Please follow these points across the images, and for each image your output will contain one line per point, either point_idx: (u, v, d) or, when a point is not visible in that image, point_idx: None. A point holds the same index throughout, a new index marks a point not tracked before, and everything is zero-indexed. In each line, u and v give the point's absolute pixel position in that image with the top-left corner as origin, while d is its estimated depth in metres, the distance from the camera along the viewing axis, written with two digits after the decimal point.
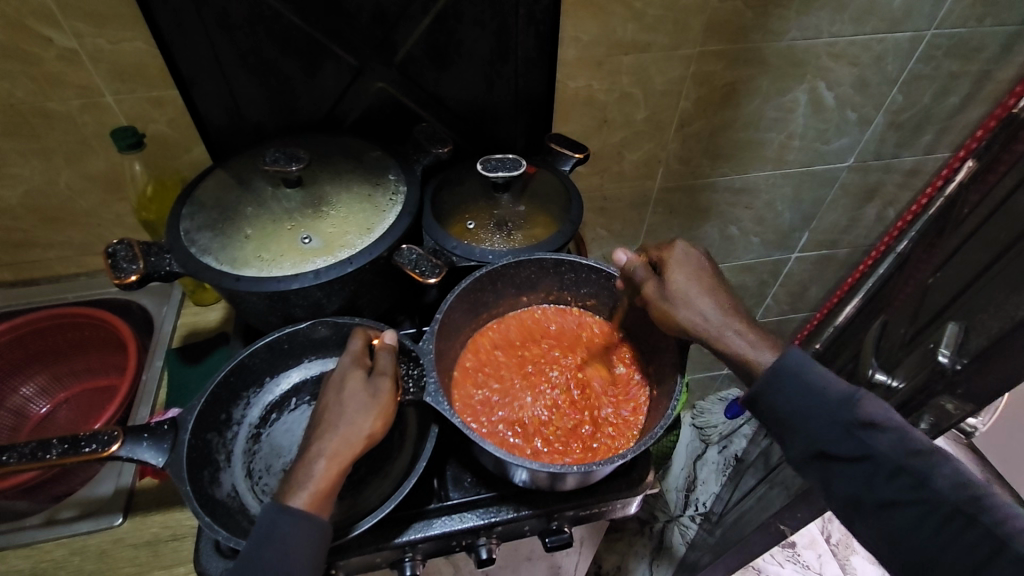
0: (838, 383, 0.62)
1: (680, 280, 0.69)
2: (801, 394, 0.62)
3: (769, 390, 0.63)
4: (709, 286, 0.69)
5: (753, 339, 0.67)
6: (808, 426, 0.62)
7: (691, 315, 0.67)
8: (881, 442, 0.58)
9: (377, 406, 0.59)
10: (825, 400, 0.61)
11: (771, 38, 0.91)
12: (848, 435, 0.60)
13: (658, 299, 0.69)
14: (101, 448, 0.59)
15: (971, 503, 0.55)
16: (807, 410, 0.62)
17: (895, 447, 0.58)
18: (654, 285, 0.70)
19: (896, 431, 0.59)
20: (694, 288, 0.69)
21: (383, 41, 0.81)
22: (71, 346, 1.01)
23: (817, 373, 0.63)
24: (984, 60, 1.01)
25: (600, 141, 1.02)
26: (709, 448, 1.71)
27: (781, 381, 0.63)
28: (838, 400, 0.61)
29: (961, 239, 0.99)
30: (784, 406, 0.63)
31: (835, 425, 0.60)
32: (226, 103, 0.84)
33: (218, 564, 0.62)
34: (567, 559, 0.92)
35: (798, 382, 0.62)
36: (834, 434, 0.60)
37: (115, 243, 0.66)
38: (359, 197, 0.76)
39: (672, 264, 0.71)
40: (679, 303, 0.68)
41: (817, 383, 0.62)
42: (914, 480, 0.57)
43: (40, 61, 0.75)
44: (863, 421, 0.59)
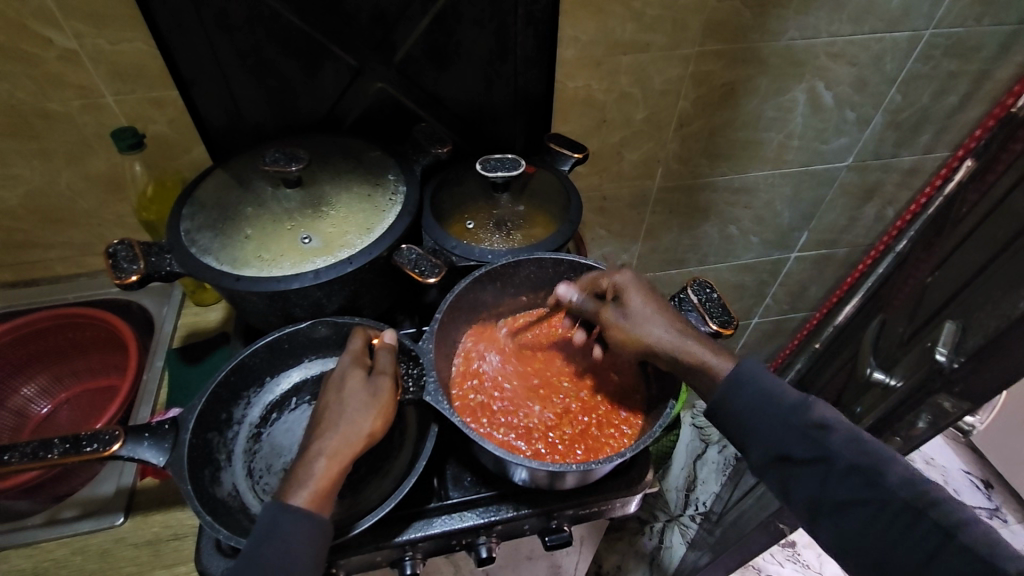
0: (791, 389, 0.63)
1: (637, 301, 0.70)
2: (756, 397, 0.63)
3: (729, 396, 0.64)
4: (663, 303, 0.70)
5: (712, 350, 0.66)
6: (764, 429, 0.62)
7: (649, 333, 0.68)
8: (835, 441, 0.59)
9: (377, 406, 0.59)
10: (778, 403, 0.62)
11: (769, 38, 0.92)
12: (801, 436, 0.60)
13: (618, 322, 0.70)
14: (102, 448, 0.60)
15: (924, 499, 0.54)
16: (762, 413, 0.62)
17: (848, 447, 0.58)
18: (612, 311, 0.71)
19: (848, 432, 0.59)
20: (652, 307, 0.69)
21: (382, 41, 0.82)
22: (72, 346, 1.01)
23: (771, 379, 0.64)
24: (983, 59, 1.01)
25: (600, 141, 1.02)
26: (709, 448, 1.73)
27: (739, 386, 0.64)
28: (791, 403, 0.62)
29: (959, 238, 0.99)
30: (740, 409, 0.63)
31: (789, 427, 0.61)
32: (226, 103, 0.84)
33: (220, 563, 0.62)
34: (567, 558, 0.92)
35: (752, 386, 0.63)
36: (789, 436, 0.60)
37: (115, 243, 0.67)
38: (359, 197, 0.76)
39: (627, 289, 0.71)
40: (637, 324, 0.69)
41: (771, 388, 0.63)
42: (868, 478, 0.56)
43: (40, 62, 0.75)
44: (816, 421, 0.60)
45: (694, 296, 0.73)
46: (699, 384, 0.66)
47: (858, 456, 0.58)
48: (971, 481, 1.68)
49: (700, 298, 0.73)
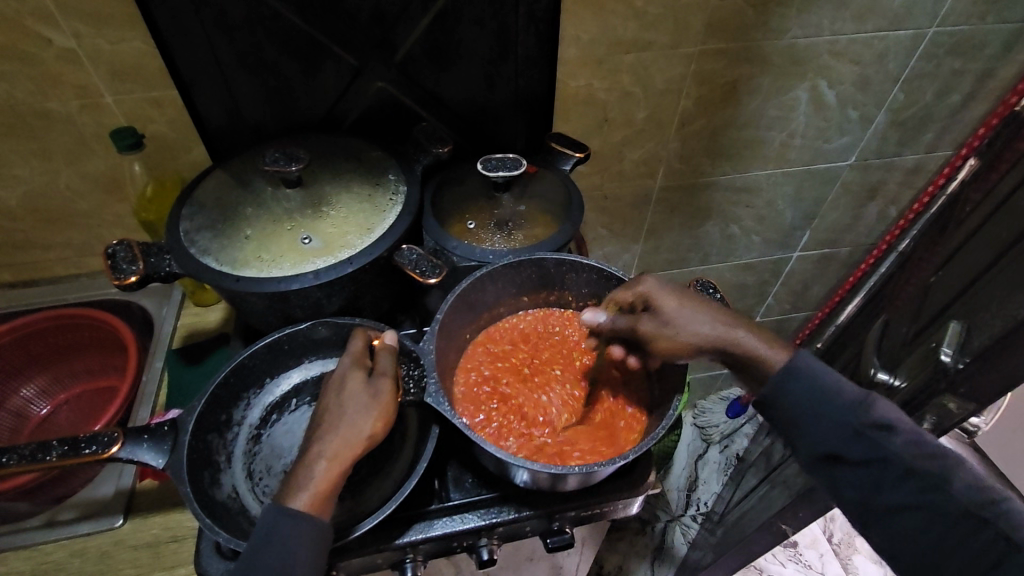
0: (850, 387, 0.63)
1: (671, 305, 0.67)
2: (818, 396, 0.63)
3: (783, 392, 0.64)
4: (696, 300, 0.67)
5: (760, 339, 0.65)
6: (823, 429, 0.62)
7: (698, 333, 0.65)
8: (896, 444, 0.60)
9: (377, 407, 0.58)
10: (840, 403, 0.62)
11: (771, 36, 0.91)
12: (862, 438, 0.60)
13: (658, 332, 0.66)
14: (101, 450, 0.59)
15: (982, 505, 0.57)
16: (821, 413, 0.62)
17: (907, 449, 0.60)
18: (649, 321, 0.67)
19: (910, 433, 0.60)
20: (690, 307, 0.66)
21: (382, 41, 0.81)
22: (71, 347, 1.01)
23: (828, 374, 0.64)
24: (986, 57, 1.01)
25: (601, 140, 1.01)
26: (710, 448, 1.71)
27: (794, 381, 0.63)
28: (852, 403, 0.62)
29: (962, 238, 0.99)
30: (799, 407, 0.63)
31: (850, 428, 0.61)
32: (226, 103, 0.84)
33: (219, 566, 0.62)
34: (569, 559, 0.92)
35: (811, 385, 0.63)
36: (847, 437, 0.61)
37: (115, 244, 0.66)
38: (359, 197, 0.76)
39: (657, 294, 0.67)
40: (682, 326, 0.65)
41: (829, 386, 0.63)
42: (928, 482, 0.59)
43: (39, 62, 0.75)
44: (877, 423, 0.60)
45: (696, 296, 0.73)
46: (754, 374, 0.65)
47: (918, 460, 0.59)
48: None
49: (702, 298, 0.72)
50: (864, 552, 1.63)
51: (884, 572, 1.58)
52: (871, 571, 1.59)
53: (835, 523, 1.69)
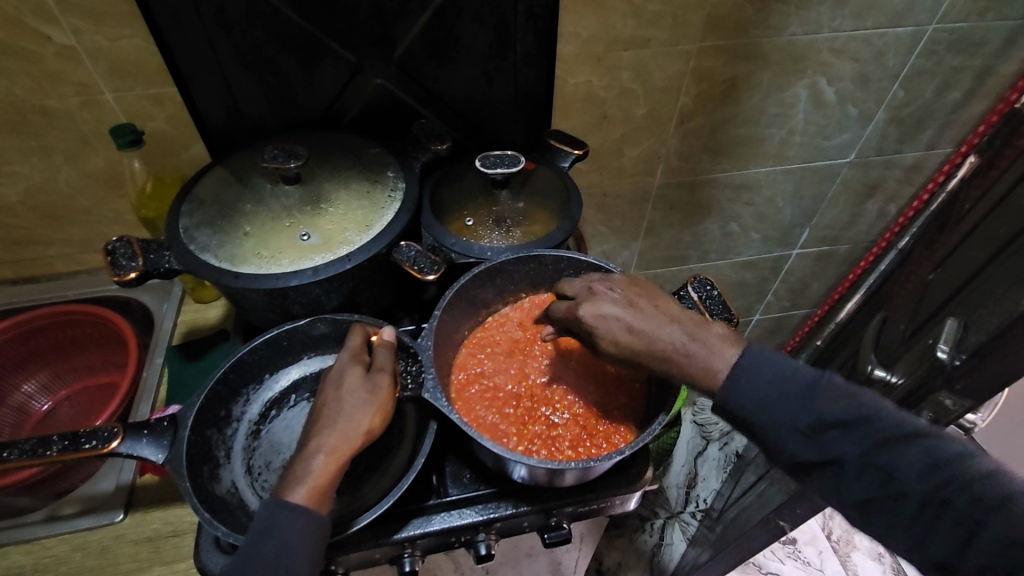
0: (794, 377, 0.57)
1: (612, 341, 0.61)
2: (756, 396, 0.57)
3: (728, 400, 0.58)
4: (641, 328, 0.60)
5: (707, 348, 0.59)
6: (770, 434, 0.57)
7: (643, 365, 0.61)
8: (843, 439, 0.54)
9: (376, 402, 0.59)
10: (780, 402, 0.57)
11: (770, 33, 0.91)
12: (810, 440, 0.55)
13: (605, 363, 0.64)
14: (101, 444, 0.60)
15: (945, 489, 0.51)
16: (762, 414, 0.57)
17: (860, 444, 0.53)
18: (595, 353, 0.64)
19: (856, 423, 0.54)
20: (635, 342, 0.60)
21: (381, 37, 0.81)
22: (72, 343, 1.01)
23: (771, 365, 0.59)
24: (986, 55, 1.01)
25: (600, 137, 1.01)
26: (710, 445, 1.71)
27: (738, 390, 0.58)
28: (793, 397, 0.56)
29: (961, 236, 0.99)
30: (739, 411, 0.58)
31: (792, 431, 0.56)
32: (225, 100, 0.84)
33: (219, 560, 0.62)
34: (567, 555, 0.92)
35: (748, 385, 0.58)
36: (792, 437, 0.56)
37: (114, 240, 0.66)
38: (358, 194, 0.76)
39: (598, 329, 0.62)
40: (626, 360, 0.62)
41: (769, 382, 0.57)
42: (884, 477, 0.53)
43: (39, 59, 0.75)
44: (820, 420, 0.55)
45: (694, 293, 0.72)
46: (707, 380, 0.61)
47: (871, 453, 0.53)
48: None
49: (700, 295, 0.72)
50: (863, 549, 1.63)
51: (882, 568, 1.59)
52: (869, 569, 1.59)
53: (834, 520, 1.69)
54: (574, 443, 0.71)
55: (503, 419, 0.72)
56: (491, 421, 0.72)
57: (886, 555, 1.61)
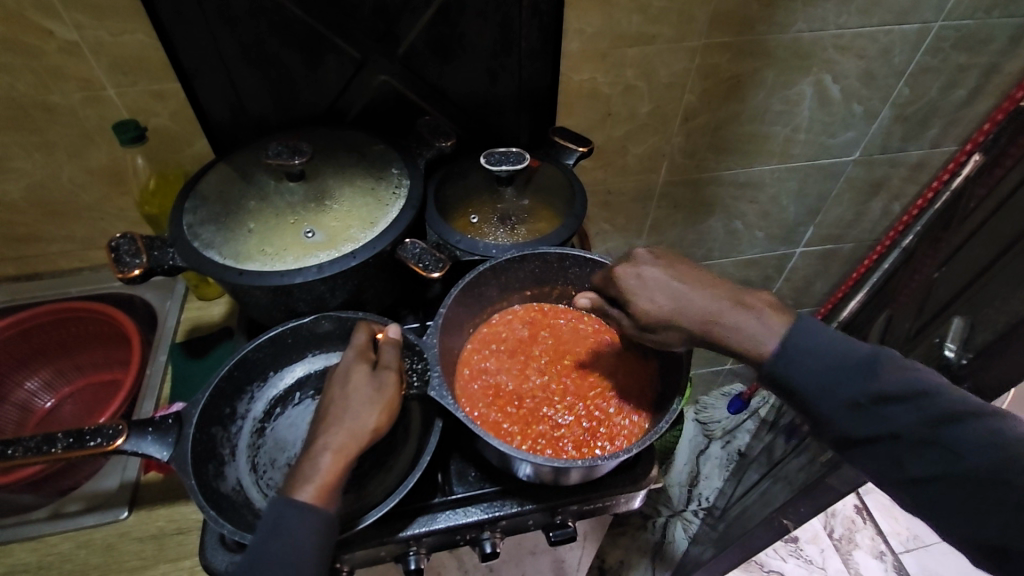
0: (851, 352, 0.59)
1: (648, 303, 0.60)
2: (814, 371, 0.59)
3: (779, 370, 0.59)
4: (677, 289, 0.61)
5: (756, 321, 0.60)
6: (827, 408, 0.59)
7: (681, 330, 0.60)
8: (901, 413, 0.57)
9: (382, 400, 0.58)
10: (837, 374, 0.58)
11: (776, 30, 0.91)
12: (867, 413, 0.58)
13: (639, 333, 0.62)
14: (106, 442, 0.60)
15: (1007, 467, 0.53)
16: (821, 390, 0.58)
17: (919, 418, 0.56)
18: (629, 322, 0.63)
19: (918, 400, 0.56)
20: (671, 302, 0.60)
21: (385, 33, 0.81)
22: (75, 340, 1.01)
23: (824, 337, 0.60)
24: (992, 52, 1.00)
25: (605, 135, 1.01)
26: (712, 443, 1.71)
27: (789, 360, 0.59)
28: (852, 370, 0.58)
29: (967, 234, 0.99)
30: (796, 386, 0.59)
31: (850, 404, 0.58)
32: (228, 96, 0.84)
33: (224, 558, 0.62)
34: (571, 553, 0.92)
35: (804, 360, 0.59)
36: (852, 413, 0.58)
37: (118, 237, 0.66)
38: (362, 191, 0.75)
39: (635, 290, 0.61)
40: (662, 326, 0.60)
41: (827, 358, 0.59)
42: (941, 450, 0.56)
43: (41, 54, 0.75)
44: (880, 394, 0.57)
45: None
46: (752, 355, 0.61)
47: (930, 427, 0.56)
48: None
49: None
50: (865, 547, 1.63)
51: (884, 566, 1.59)
52: (872, 567, 1.59)
53: (835, 519, 1.69)
54: (577, 442, 0.71)
55: (506, 418, 0.73)
56: (494, 420, 0.72)
57: (887, 554, 1.61)
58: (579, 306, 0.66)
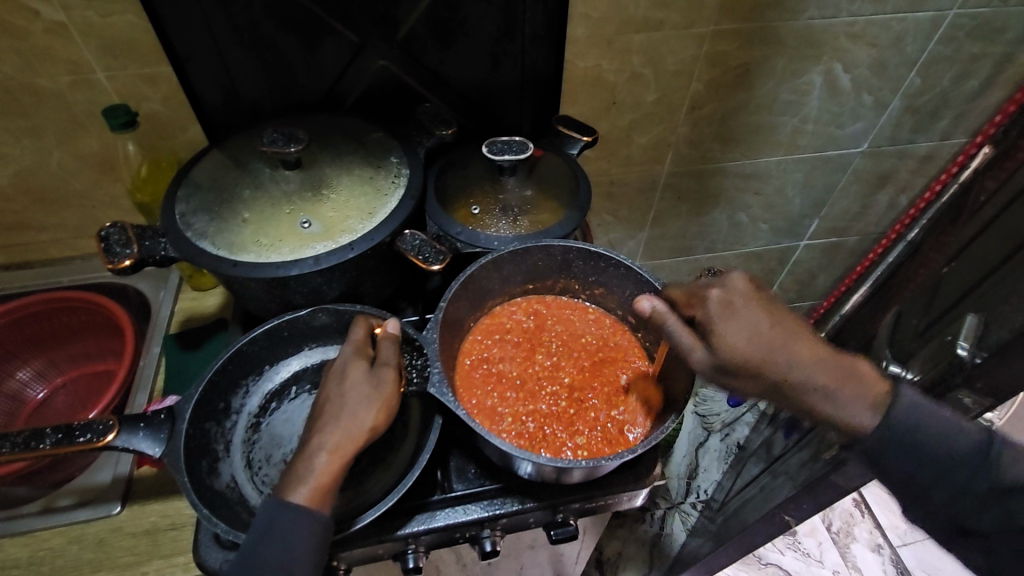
0: (967, 439, 0.60)
1: (739, 342, 0.56)
2: (927, 460, 0.59)
3: (883, 450, 0.60)
4: (776, 344, 0.57)
5: (848, 394, 0.58)
6: (944, 488, 0.61)
7: (762, 379, 0.57)
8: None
9: (379, 399, 0.57)
10: (957, 459, 0.59)
11: (787, 17, 0.88)
12: (984, 504, 0.59)
13: (712, 373, 0.58)
14: (96, 438, 0.58)
15: None
16: (937, 477, 0.60)
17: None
18: (704, 355, 0.58)
19: None
20: (764, 351, 0.56)
21: (384, 16, 0.78)
22: (68, 330, 0.99)
23: (934, 424, 0.60)
24: (1007, 42, 0.98)
25: (609, 124, 0.99)
26: (711, 436, 1.70)
27: (896, 442, 0.59)
28: (972, 453, 0.59)
29: (977, 228, 0.97)
30: (909, 473, 0.61)
31: (970, 490, 0.60)
32: (222, 81, 0.81)
33: (219, 556, 0.61)
34: (569, 548, 0.91)
35: (916, 445, 0.59)
36: (969, 503, 0.60)
37: (108, 226, 0.64)
38: (360, 180, 0.73)
39: (731, 326, 0.56)
40: (739, 373, 0.56)
41: (942, 444, 0.59)
42: None
43: (28, 35, 0.72)
44: (1003, 488, 0.58)
45: None
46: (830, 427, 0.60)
47: None
48: None
49: None
50: (862, 541, 1.63)
51: (882, 560, 1.59)
52: (869, 560, 1.60)
53: (834, 512, 1.69)
54: (565, 434, 0.69)
55: (502, 402, 0.72)
56: (489, 405, 0.71)
57: (885, 547, 1.62)
58: (638, 307, 0.60)
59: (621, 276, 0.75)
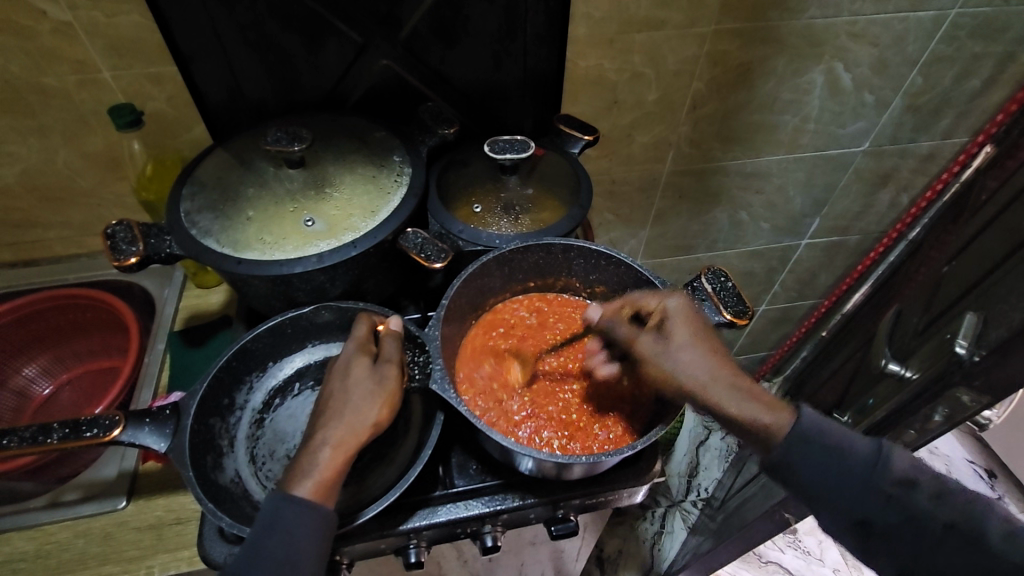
0: (862, 441, 0.61)
1: (682, 334, 0.65)
2: (826, 463, 0.60)
3: (790, 457, 0.60)
4: (714, 345, 0.64)
5: (765, 406, 0.62)
6: (846, 495, 0.60)
7: (697, 372, 0.63)
8: (920, 499, 0.58)
9: (383, 394, 0.58)
10: (855, 459, 0.60)
11: (788, 16, 0.88)
12: (886, 502, 0.59)
13: (648, 360, 0.66)
14: (102, 433, 0.59)
15: None
16: (837, 479, 0.60)
17: (934, 503, 0.58)
18: (649, 343, 0.66)
19: (933, 486, 0.59)
20: (703, 345, 0.64)
21: (388, 16, 0.79)
22: (74, 327, 1.00)
23: (832, 430, 0.62)
24: (1009, 40, 0.98)
25: (610, 123, 0.99)
26: (712, 435, 1.70)
27: (801, 445, 0.60)
28: (868, 454, 0.61)
29: (978, 228, 0.97)
30: (809, 478, 0.61)
31: (872, 491, 0.59)
32: (226, 81, 0.82)
33: (224, 550, 0.62)
34: (569, 544, 0.92)
35: (817, 447, 0.60)
36: (870, 503, 0.59)
37: (114, 224, 0.65)
38: (364, 178, 0.74)
39: (669, 321, 0.66)
40: (677, 359, 0.64)
41: (840, 444, 0.61)
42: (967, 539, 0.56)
43: (34, 35, 0.72)
44: (897, 480, 0.59)
45: (707, 285, 0.70)
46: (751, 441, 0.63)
47: (950, 513, 0.58)
48: (976, 471, 1.67)
49: (713, 288, 0.70)
50: None
51: None
52: None
53: None
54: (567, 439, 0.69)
55: (502, 398, 0.72)
56: (489, 398, 0.72)
57: None
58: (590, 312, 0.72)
59: (623, 275, 0.75)
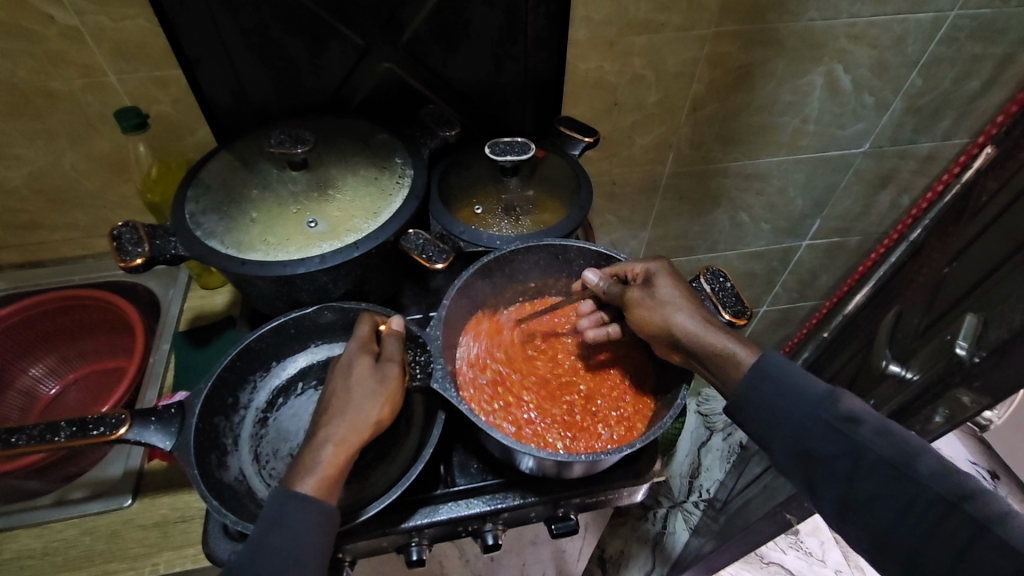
0: (818, 383, 0.61)
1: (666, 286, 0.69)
2: (781, 395, 0.61)
3: (747, 391, 0.62)
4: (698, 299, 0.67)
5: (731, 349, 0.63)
6: (791, 422, 0.60)
7: (672, 315, 0.66)
8: (863, 435, 0.57)
9: (384, 393, 0.58)
10: (807, 394, 0.60)
11: (788, 18, 0.89)
12: (826, 431, 0.58)
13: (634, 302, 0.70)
14: (109, 431, 0.60)
15: (960, 494, 0.52)
16: (786, 411, 0.60)
17: (876, 438, 0.56)
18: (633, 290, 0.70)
19: (880, 426, 0.57)
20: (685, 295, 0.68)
21: (389, 20, 0.79)
22: (79, 327, 1.01)
23: (798, 374, 0.62)
24: (1009, 42, 0.98)
25: (611, 125, 1.00)
26: (714, 435, 1.71)
27: (760, 380, 0.62)
28: (820, 392, 0.60)
29: (979, 229, 0.97)
30: (761, 406, 0.61)
31: (817, 421, 0.59)
32: (231, 85, 0.83)
33: (228, 547, 0.63)
34: (570, 543, 0.92)
35: (773, 383, 0.61)
36: (813, 429, 0.58)
37: (120, 226, 0.65)
38: (365, 180, 0.75)
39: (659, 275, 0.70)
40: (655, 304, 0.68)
41: (796, 384, 0.61)
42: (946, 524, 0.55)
43: (42, 39, 0.74)
44: (843, 416, 0.58)
45: (706, 285, 0.71)
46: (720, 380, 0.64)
47: (890, 449, 0.56)
48: (978, 470, 1.67)
49: (711, 288, 0.71)
50: None
51: None
52: None
53: None
54: (572, 441, 0.70)
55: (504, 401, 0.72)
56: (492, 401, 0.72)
57: None
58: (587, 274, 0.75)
59: None
